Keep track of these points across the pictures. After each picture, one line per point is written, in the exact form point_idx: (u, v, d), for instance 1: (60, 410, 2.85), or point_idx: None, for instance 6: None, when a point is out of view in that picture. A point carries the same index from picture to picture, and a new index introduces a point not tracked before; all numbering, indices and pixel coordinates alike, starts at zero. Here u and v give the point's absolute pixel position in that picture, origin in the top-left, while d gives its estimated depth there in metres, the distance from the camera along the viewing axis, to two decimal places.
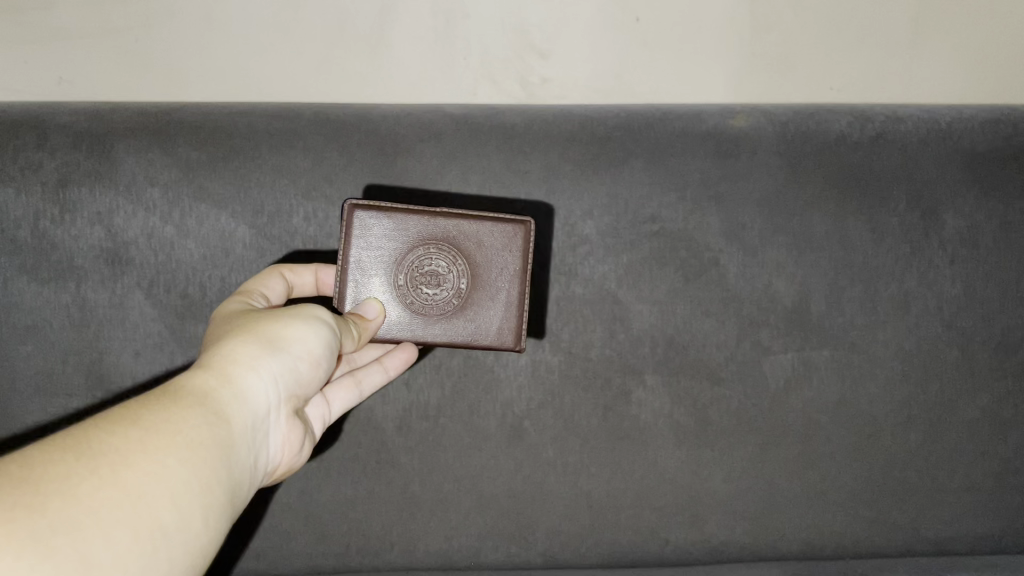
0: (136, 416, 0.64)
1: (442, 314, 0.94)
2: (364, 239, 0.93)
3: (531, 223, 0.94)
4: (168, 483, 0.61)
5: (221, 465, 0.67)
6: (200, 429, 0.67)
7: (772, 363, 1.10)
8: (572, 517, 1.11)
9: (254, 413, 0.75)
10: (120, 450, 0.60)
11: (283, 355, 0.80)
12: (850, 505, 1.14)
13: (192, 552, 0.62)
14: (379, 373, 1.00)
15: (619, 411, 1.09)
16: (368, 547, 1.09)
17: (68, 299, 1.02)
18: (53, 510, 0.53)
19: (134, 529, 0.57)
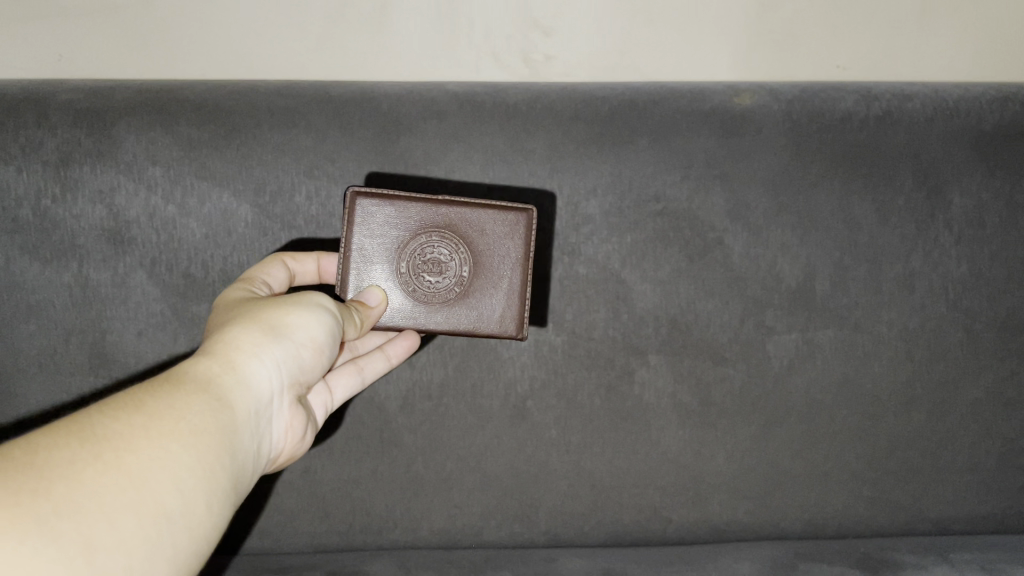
0: (140, 402, 0.65)
1: (444, 302, 0.94)
2: (365, 226, 0.93)
3: (533, 212, 0.94)
4: (171, 469, 0.61)
5: (224, 451, 0.68)
6: (203, 415, 0.68)
7: (777, 343, 1.10)
8: (575, 496, 1.11)
9: (257, 399, 0.76)
10: (124, 435, 0.60)
11: (285, 342, 0.80)
12: (853, 485, 1.14)
13: (195, 537, 0.62)
14: (382, 360, 1.00)
15: (622, 390, 1.09)
16: (371, 525, 1.09)
17: (71, 279, 1.02)
18: (58, 494, 0.54)
19: (138, 514, 0.57)
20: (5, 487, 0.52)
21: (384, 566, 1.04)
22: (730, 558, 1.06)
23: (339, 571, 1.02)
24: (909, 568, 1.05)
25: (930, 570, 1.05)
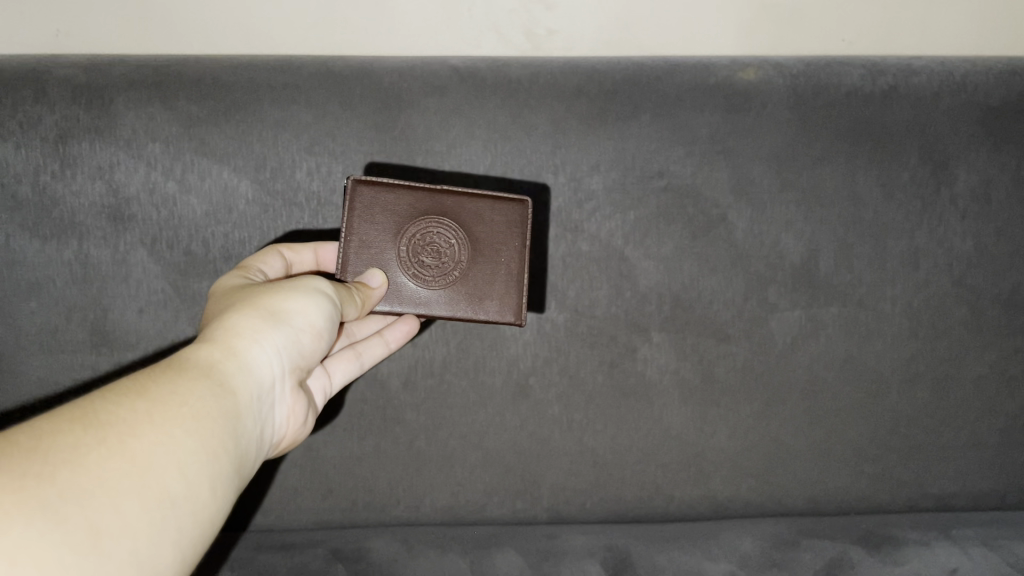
0: (143, 388, 0.64)
1: (445, 287, 0.94)
2: (365, 210, 0.92)
3: (529, 204, 0.95)
4: (175, 453, 0.61)
5: (228, 436, 0.68)
6: (206, 400, 0.67)
7: (780, 321, 1.10)
8: (578, 472, 1.11)
9: (259, 384, 0.75)
10: (128, 420, 0.60)
11: (286, 327, 0.80)
12: (855, 462, 1.14)
13: (201, 521, 0.62)
14: (381, 345, 1.00)
15: (625, 368, 1.09)
16: (373, 502, 1.10)
17: (71, 256, 1.01)
18: (63, 479, 0.54)
19: (143, 499, 0.57)
20: (10, 471, 0.52)
21: (387, 542, 1.04)
22: (732, 535, 1.06)
23: (342, 547, 1.02)
24: (912, 545, 1.05)
25: (933, 546, 1.05)
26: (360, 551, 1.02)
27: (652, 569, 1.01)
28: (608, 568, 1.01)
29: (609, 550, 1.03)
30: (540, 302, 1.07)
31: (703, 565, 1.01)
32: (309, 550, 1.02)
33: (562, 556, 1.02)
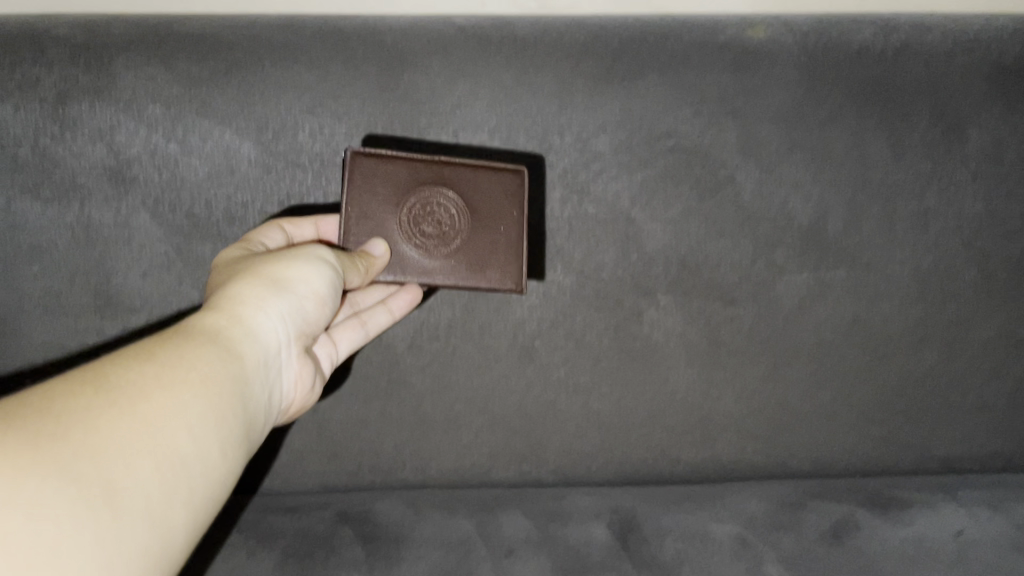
0: (150, 352, 0.64)
1: (446, 258, 0.92)
2: (365, 181, 0.90)
3: (526, 172, 0.95)
4: (185, 414, 0.61)
5: (235, 402, 0.67)
6: (213, 364, 0.67)
7: (788, 283, 1.09)
8: (583, 435, 1.11)
9: (264, 350, 0.76)
10: (137, 382, 0.60)
11: (288, 294, 0.80)
12: (861, 424, 1.13)
13: (212, 480, 0.62)
14: (384, 315, 0.99)
15: (631, 331, 1.08)
16: (379, 465, 1.09)
17: (72, 219, 1.00)
18: (76, 438, 0.53)
19: (154, 460, 0.57)
20: (23, 430, 0.52)
21: (393, 505, 1.04)
22: (737, 496, 1.06)
23: (348, 510, 1.02)
24: (918, 507, 1.05)
25: (939, 508, 1.05)
26: (367, 514, 1.02)
27: (658, 530, 1.01)
28: (614, 529, 1.01)
29: (615, 512, 1.03)
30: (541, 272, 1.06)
31: (709, 527, 1.01)
32: (315, 512, 1.01)
33: (569, 518, 1.02)
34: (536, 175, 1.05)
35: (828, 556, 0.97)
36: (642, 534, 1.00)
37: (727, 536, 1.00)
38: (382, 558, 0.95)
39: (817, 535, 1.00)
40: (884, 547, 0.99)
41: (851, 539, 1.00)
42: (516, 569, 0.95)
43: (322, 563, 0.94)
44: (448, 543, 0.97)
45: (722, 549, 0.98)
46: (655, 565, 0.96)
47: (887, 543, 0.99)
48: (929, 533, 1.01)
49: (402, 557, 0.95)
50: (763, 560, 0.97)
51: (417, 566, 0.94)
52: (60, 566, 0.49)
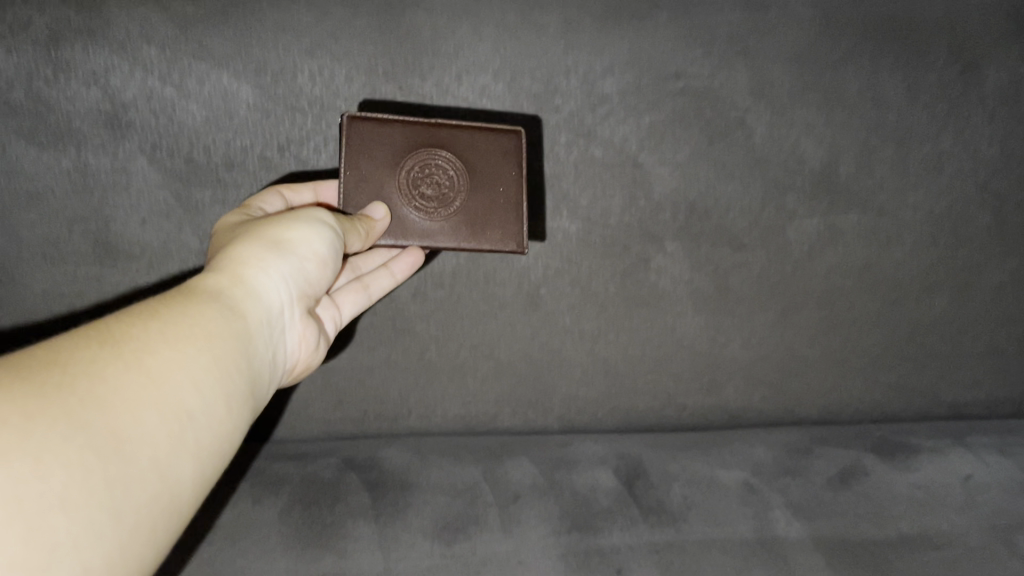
0: (153, 310, 0.63)
1: (447, 220, 0.90)
2: (361, 145, 0.88)
3: (522, 136, 0.93)
4: (191, 370, 0.60)
5: (241, 357, 0.66)
6: (219, 321, 0.66)
7: (797, 228, 1.07)
8: (589, 382, 1.10)
9: (269, 309, 0.74)
10: (141, 338, 0.59)
11: (293, 255, 0.77)
12: (869, 370, 1.12)
13: (219, 437, 0.61)
14: (387, 277, 0.96)
15: (638, 278, 1.07)
16: (386, 413, 1.08)
17: (69, 164, 0.97)
18: (82, 389, 0.52)
19: (162, 410, 0.56)
20: (29, 379, 0.50)
21: (400, 452, 1.03)
22: (744, 443, 1.06)
23: (355, 457, 1.02)
24: (926, 453, 1.04)
25: (947, 454, 1.04)
26: (374, 461, 1.01)
27: (665, 476, 1.00)
28: (620, 476, 1.00)
29: (622, 459, 1.03)
30: (542, 233, 1.04)
31: (716, 473, 1.00)
32: (322, 460, 1.01)
33: (575, 465, 1.02)
34: (543, 117, 1.03)
35: (836, 500, 0.97)
36: (649, 481, 0.99)
37: (733, 482, 0.99)
38: (388, 505, 0.94)
39: (824, 480, 1.00)
40: (892, 492, 0.98)
41: (860, 483, 0.99)
42: (523, 514, 0.94)
43: (329, 509, 0.93)
44: (455, 489, 0.97)
45: (730, 495, 0.97)
46: (663, 511, 0.95)
47: (895, 487, 0.99)
48: (937, 478, 1.00)
49: (409, 503, 0.95)
50: (771, 506, 0.96)
51: (423, 512, 0.94)
52: (75, 509, 0.48)
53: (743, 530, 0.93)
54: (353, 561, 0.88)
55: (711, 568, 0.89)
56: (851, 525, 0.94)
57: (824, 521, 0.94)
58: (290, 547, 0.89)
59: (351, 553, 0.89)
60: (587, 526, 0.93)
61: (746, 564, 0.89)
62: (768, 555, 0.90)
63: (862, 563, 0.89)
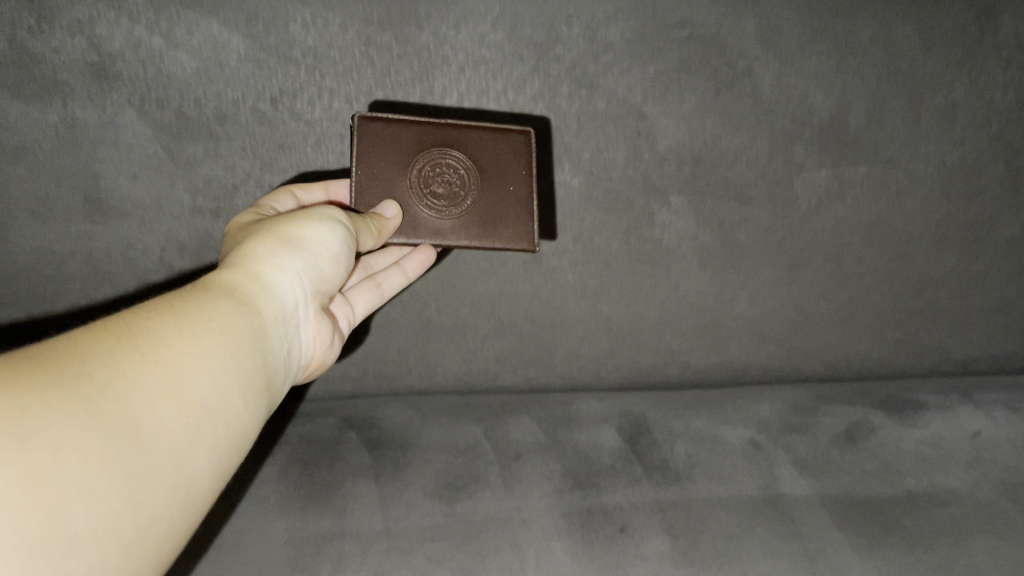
0: (168, 305, 0.61)
1: (459, 220, 0.88)
2: (371, 145, 0.86)
3: (532, 133, 0.90)
4: (208, 363, 0.58)
5: (256, 350, 0.64)
6: (233, 315, 0.64)
7: (806, 181, 1.04)
8: (593, 340, 1.08)
9: (283, 305, 0.72)
10: (157, 330, 0.57)
11: (304, 252, 0.75)
12: (877, 327, 1.11)
13: (234, 433, 0.59)
14: (399, 275, 0.94)
15: (642, 233, 1.04)
16: (385, 371, 1.06)
17: (55, 118, 0.92)
18: (100, 379, 0.50)
19: (180, 404, 0.54)
20: (47, 368, 0.48)
21: (399, 412, 1.02)
22: (748, 400, 1.05)
23: (354, 416, 1.00)
24: (933, 409, 1.03)
25: (956, 410, 1.03)
26: (373, 420, 1.00)
27: (668, 434, 0.99)
28: (624, 434, 0.99)
29: (625, 417, 1.02)
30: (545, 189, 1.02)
31: (720, 431, 0.99)
32: (320, 419, 1.00)
33: (577, 423, 1.00)
34: (547, 66, 0.98)
35: (843, 458, 0.95)
36: (652, 438, 0.98)
37: (738, 440, 0.98)
38: (388, 464, 0.93)
39: (831, 438, 0.98)
40: (899, 449, 0.97)
41: (867, 441, 0.98)
42: (525, 472, 0.93)
43: (328, 468, 0.92)
44: (455, 448, 0.96)
45: (735, 453, 0.96)
46: (667, 469, 0.94)
47: (903, 445, 0.97)
48: (947, 436, 0.99)
49: (409, 463, 0.93)
50: (777, 463, 0.95)
51: (424, 471, 0.92)
52: (95, 500, 0.46)
53: (748, 488, 0.92)
54: (351, 521, 0.86)
55: (716, 526, 0.87)
56: (857, 482, 0.92)
57: (830, 479, 0.93)
58: (288, 506, 0.87)
59: (349, 511, 0.87)
60: (589, 484, 0.91)
61: (753, 520, 0.87)
62: (775, 514, 0.88)
63: (870, 519, 0.87)
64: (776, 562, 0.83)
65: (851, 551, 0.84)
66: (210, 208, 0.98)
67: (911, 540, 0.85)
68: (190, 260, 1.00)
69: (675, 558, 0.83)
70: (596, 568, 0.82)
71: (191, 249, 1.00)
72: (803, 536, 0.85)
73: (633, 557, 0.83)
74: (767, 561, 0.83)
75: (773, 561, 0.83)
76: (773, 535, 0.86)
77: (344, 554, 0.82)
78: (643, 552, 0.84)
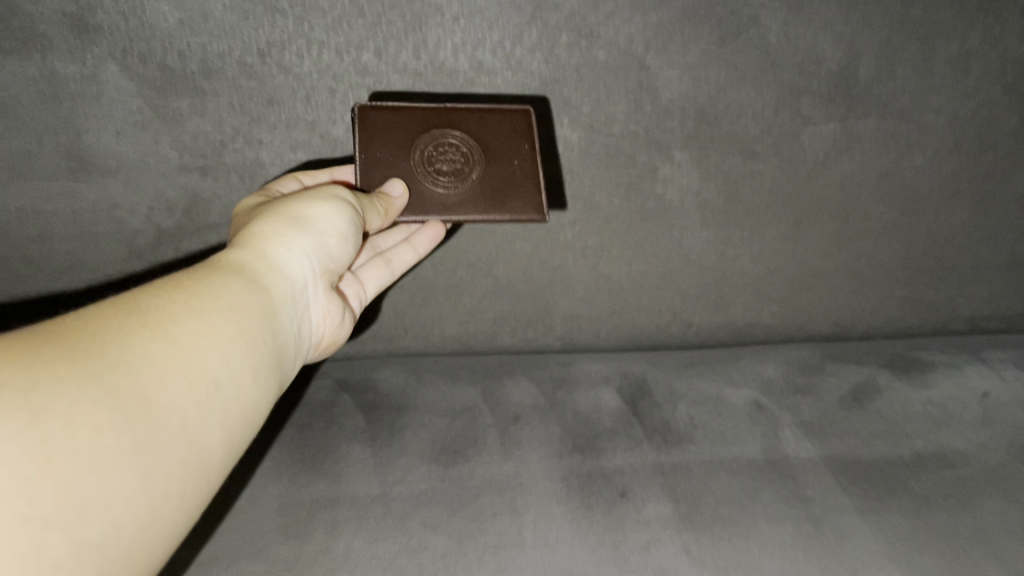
0: (177, 282, 0.62)
1: (466, 198, 0.86)
2: (371, 129, 0.84)
3: (533, 112, 0.88)
4: (218, 339, 0.59)
5: (264, 328, 0.65)
6: (242, 292, 0.65)
7: (813, 134, 0.99)
8: (592, 300, 1.06)
9: (291, 282, 0.72)
10: (167, 307, 0.58)
11: (311, 231, 0.75)
12: (883, 285, 1.09)
13: (246, 406, 0.61)
14: (409, 251, 0.93)
15: (643, 190, 1.00)
16: (381, 333, 1.05)
17: (35, 72, 0.84)
18: (111, 355, 0.52)
19: (190, 380, 0.55)
20: (57, 345, 0.50)
21: (395, 373, 1.00)
22: (752, 360, 1.03)
23: (349, 379, 0.99)
24: (941, 368, 1.01)
25: (964, 370, 1.01)
26: (368, 384, 0.98)
27: (670, 396, 0.97)
28: (624, 396, 0.97)
29: (627, 379, 1.00)
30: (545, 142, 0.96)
31: (723, 393, 0.97)
32: (315, 382, 0.98)
33: (577, 385, 0.99)
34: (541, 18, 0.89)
35: (848, 420, 0.93)
36: (653, 400, 0.96)
37: (741, 402, 0.96)
38: (384, 427, 0.91)
39: (836, 399, 0.96)
40: (906, 409, 0.95)
41: (873, 402, 0.96)
42: (524, 434, 0.91)
43: (321, 432, 0.90)
44: (452, 411, 0.94)
45: (739, 415, 0.94)
46: (669, 431, 0.92)
47: (909, 406, 0.96)
48: (954, 395, 0.97)
49: (405, 426, 0.92)
50: (781, 425, 0.93)
51: (421, 434, 0.91)
52: (107, 473, 0.48)
53: (751, 450, 0.89)
54: (345, 486, 0.84)
55: (719, 490, 0.85)
56: (864, 444, 0.90)
57: (836, 441, 0.91)
58: (281, 472, 0.85)
59: (344, 476, 0.85)
60: (589, 447, 0.90)
61: (756, 483, 0.85)
62: (778, 477, 0.86)
63: (876, 481, 0.86)
64: (782, 526, 0.80)
65: (857, 515, 0.82)
66: (197, 166, 0.94)
67: (919, 502, 0.83)
68: (178, 219, 0.97)
69: (678, 522, 0.81)
70: (598, 531, 0.80)
71: (179, 209, 0.96)
72: (808, 499, 0.83)
73: (633, 520, 0.81)
74: (771, 525, 0.80)
75: (778, 525, 0.81)
76: (776, 499, 0.83)
77: (338, 519, 0.80)
78: (643, 515, 0.81)
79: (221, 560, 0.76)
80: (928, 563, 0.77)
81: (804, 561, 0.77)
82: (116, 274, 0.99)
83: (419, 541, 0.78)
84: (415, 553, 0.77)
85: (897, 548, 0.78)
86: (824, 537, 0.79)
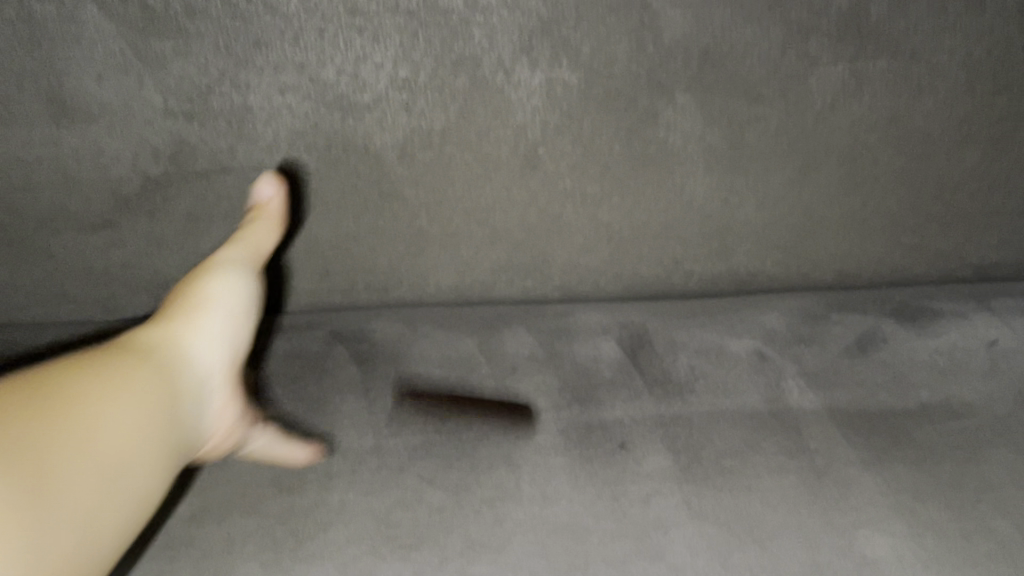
0: (77, 361, 0.63)
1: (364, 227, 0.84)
2: None
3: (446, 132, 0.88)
4: (126, 419, 0.61)
5: (170, 407, 0.66)
6: (150, 375, 0.66)
7: (821, 77, 0.94)
8: (591, 250, 1.04)
9: (202, 357, 0.73)
10: (80, 387, 0.61)
11: (212, 307, 0.77)
12: (890, 232, 1.06)
13: (152, 490, 0.63)
14: None
15: (644, 135, 0.96)
16: (376, 283, 1.03)
17: (9, 13, 0.81)
18: (13, 429, 0.54)
19: (93, 458, 0.58)
20: None
21: (389, 324, 0.98)
22: (756, 309, 1.01)
23: (342, 329, 0.97)
24: (948, 317, 1.00)
25: (970, 319, 0.99)
26: (362, 334, 0.96)
27: (671, 346, 0.95)
28: (624, 346, 0.95)
29: (626, 329, 0.98)
30: (536, 85, 0.91)
31: (725, 343, 0.96)
32: (308, 332, 0.96)
33: (575, 335, 0.97)
34: None
35: (853, 371, 0.92)
36: (654, 350, 0.95)
37: (743, 351, 0.94)
38: (379, 379, 0.90)
39: (841, 348, 0.95)
40: (912, 359, 0.93)
41: (878, 351, 0.94)
42: (522, 386, 0.90)
43: (315, 386, 0.89)
44: (449, 362, 0.93)
45: (741, 365, 0.92)
46: (669, 382, 0.90)
47: (914, 355, 0.94)
48: (961, 344, 0.95)
49: (401, 378, 0.90)
50: (784, 375, 0.91)
51: (417, 386, 0.89)
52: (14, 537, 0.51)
53: (753, 401, 0.88)
54: (339, 439, 0.82)
55: (720, 441, 0.83)
56: (868, 395, 0.88)
57: (840, 391, 0.89)
58: (274, 425, 0.84)
59: (338, 429, 0.84)
60: (589, 398, 0.88)
61: (757, 434, 0.84)
62: (780, 427, 0.85)
63: (880, 431, 0.84)
64: (784, 478, 0.79)
65: (861, 467, 0.80)
66: (184, 111, 0.88)
67: (925, 452, 0.82)
68: (166, 167, 0.91)
69: (679, 475, 0.79)
70: (596, 483, 0.78)
71: (166, 155, 0.91)
72: (811, 451, 0.82)
73: (632, 472, 0.79)
74: (773, 477, 0.79)
75: (780, 476, 0.79)
76: (779, 450, 0.82)
77: (332, 473, 0.79)
78: (643, 467, 0.80)
79: (213, 514, 0.75)
80: (933, 514, 0.75)
81: (806, 513, 0.76)
82: (102, 224, 0.95)
83: (414, 495, 0.77)
84: (410, 506, 0.75)
85: (901, 500, 0.77)
86: (826, 490, 0.78)
